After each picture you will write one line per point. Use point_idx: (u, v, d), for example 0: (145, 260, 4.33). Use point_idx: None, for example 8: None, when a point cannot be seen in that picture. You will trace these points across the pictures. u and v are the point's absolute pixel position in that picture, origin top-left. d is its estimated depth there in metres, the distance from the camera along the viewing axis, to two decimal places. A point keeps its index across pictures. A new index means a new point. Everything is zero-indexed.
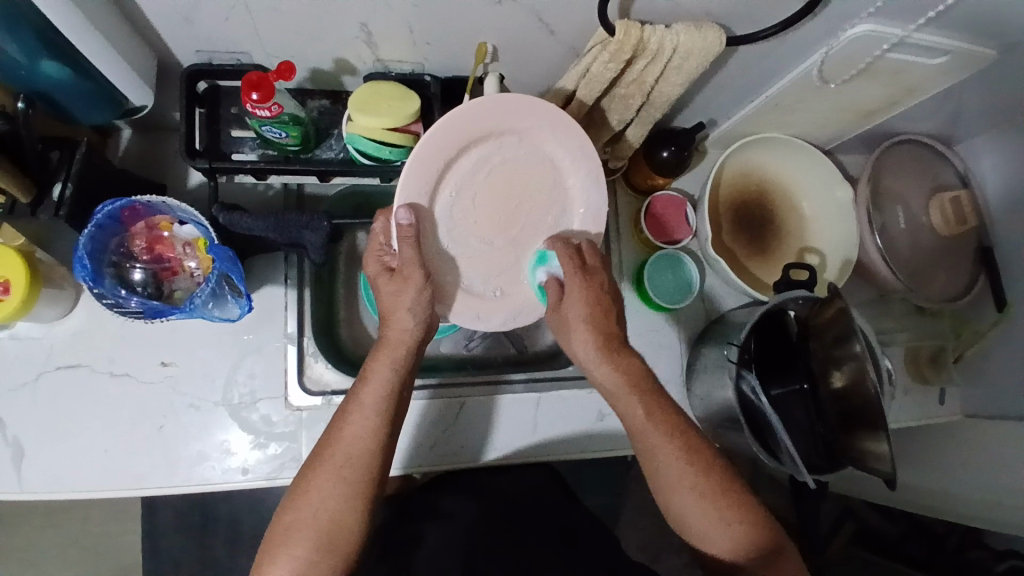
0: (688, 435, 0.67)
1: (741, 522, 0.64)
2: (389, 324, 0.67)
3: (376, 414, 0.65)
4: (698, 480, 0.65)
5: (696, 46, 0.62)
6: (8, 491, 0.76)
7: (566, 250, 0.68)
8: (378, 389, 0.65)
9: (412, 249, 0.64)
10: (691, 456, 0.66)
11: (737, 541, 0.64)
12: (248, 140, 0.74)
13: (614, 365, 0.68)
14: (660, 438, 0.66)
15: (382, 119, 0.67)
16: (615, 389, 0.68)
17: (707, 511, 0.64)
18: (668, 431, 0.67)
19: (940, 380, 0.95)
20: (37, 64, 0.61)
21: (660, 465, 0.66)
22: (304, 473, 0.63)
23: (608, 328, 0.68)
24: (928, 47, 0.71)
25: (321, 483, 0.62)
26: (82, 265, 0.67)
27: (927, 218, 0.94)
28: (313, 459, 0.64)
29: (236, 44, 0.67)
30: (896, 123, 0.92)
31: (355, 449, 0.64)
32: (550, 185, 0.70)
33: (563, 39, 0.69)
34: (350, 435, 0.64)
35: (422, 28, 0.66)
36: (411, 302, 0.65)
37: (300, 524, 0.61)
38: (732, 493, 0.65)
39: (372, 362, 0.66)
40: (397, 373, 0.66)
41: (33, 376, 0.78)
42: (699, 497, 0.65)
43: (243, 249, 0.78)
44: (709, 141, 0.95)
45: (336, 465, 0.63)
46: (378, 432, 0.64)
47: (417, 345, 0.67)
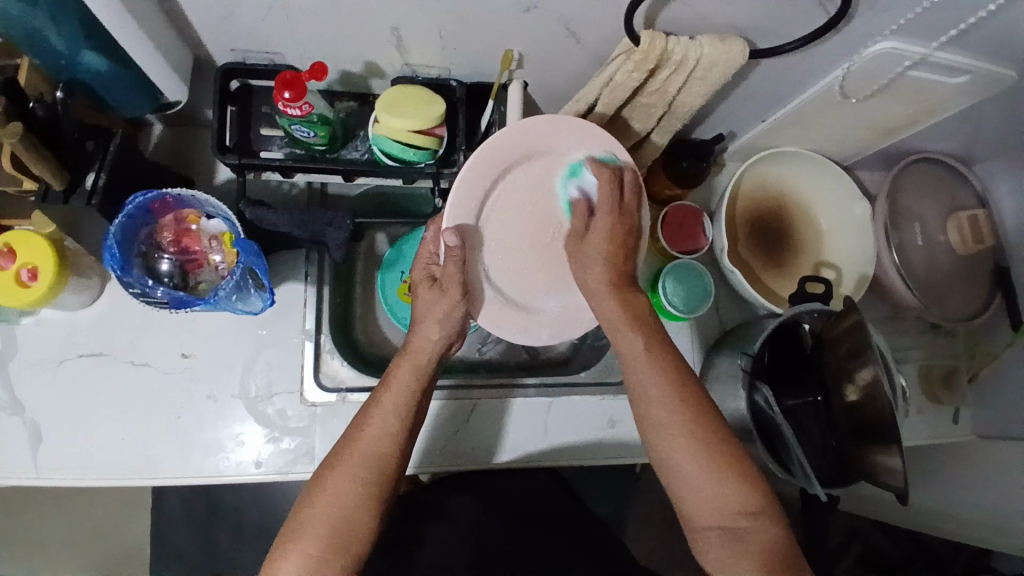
0: (687, 383, 0.64)
1: (732, 478, 0.60)
2: (416, 332, 0.70)
3: (395, 415, 0.66)
4: (692, 437, 0.61)
5: (719, 57, 0.63)
6: (24, 473, 0.77)
7: (605, 171, 0.69)
8: (399, 394, 0.66)
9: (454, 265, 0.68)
10: (688, 414, 0.62)
11: (719, 490, 0.60)
12: (276, 139, 0.75)
13: (622, 300, 0.68)
14: (655, 387, 0.64)
15: (409, 121, 0.69)
16: (615, 321, 0.68)
17: (691, 452, 0.61)
18: (661, 373, 0.64)
19: (954, 401, 0.95)
20: (78, 56, 0.63)
21: (651, 401, 0.64)
22: (321, 470, 0.64)
23: (625, 263, 0.70)
24: (949, 65, 0.71)
25: (336, 480, 0.63)
26: (111, 253, 0.68)
27: (944, 237, 0.93)
28: (330, 458, 0.65)
29: (270, 44, 0.69)
30: (914, 142, 0.93)
31: (372, 451, 0.64)
32: (585, 200, 0.74)
33: (589, 49, 0.70)
34: (367, 435, 0.65)
35: (452, 34, 0.68)
36: (443, 314, 0.69)
37: (312, 521, 0.61)
38: (728, 448, 0.61)
39: (394, 367, 0.68)
40: (419, 378, 0.68)
41: (56, 361, 0.80)
42: (692, 454, 0.61)
43: (267, 244, 0.80)
44: (728, 153, 0.96)
45: (351, 465, 0.63)
46: (396, 437, 0.65)
47: (439, 359, 0.70)
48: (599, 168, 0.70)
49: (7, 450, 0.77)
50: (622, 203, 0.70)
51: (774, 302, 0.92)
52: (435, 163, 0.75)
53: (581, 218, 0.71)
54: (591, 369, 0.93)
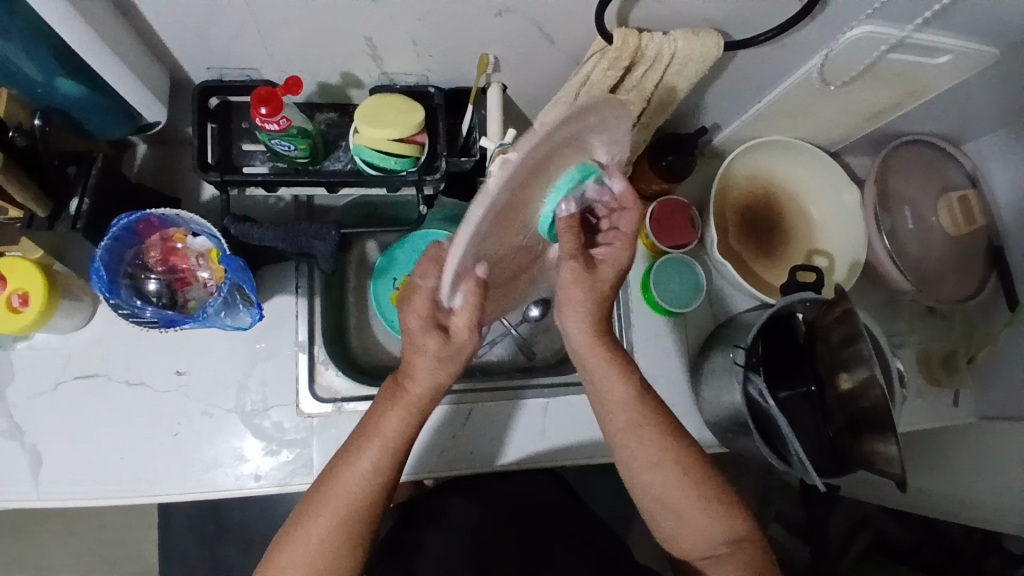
0: (653, 405, 0.67)
1: (715, 514, 0.66)
2: (414, 377, 0.62)
3: (377, 462, 0.62)
4: (674, 475, 0.66)
5: (694, 51, 0.63)
6: (25, 497, 0.78)
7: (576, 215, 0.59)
8: (384, 432, 0.62)
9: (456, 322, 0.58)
10: (673, 452, 0.66)
11: (705, 528, 0.66)
12: (258, 154, 0.75)
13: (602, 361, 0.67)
14: (610, 403, 0.67)
15: (389, 130, 0.69)
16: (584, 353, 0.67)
17: (673, 499, 0.66)
18: (639, 423, 0.67)
19: (953, 382, 0.95)
20: (55, 83, 0.63)
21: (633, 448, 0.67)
22: (296, 517, 0.62)
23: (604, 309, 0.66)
24: (928, 47, 0.71)
25: (310, 531, 0.61)
26: (98, 275, 0.68)
27: (935, 219, 0.93)
28: (306, 502, 0.63)
29: (245, 60, 0.70)
30: (901, 124, 0.92)
31: (348, 495, 0.62)
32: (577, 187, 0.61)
33: (564, 49, 0.70)
34: (341, 487, 0.62)
35: (426, 41, 0.68)
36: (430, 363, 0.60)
37: (293, 557, 0.61)
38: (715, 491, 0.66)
39: (382, 406, 0.63)
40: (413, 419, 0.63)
41: (51, 386, 0.81)
42: (672, 497, 0.66)
43: (255, 259, 0.80)
44: (713, 146, 0.95)
45: (330, 506, 0.62)
46: (375, 483, 0.63)
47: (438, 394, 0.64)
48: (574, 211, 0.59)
49: (7, 475, 0.78)
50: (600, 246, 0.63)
51: (767, 292, 0.92)
52: (417, 171, 0.75)
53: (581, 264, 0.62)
54: None
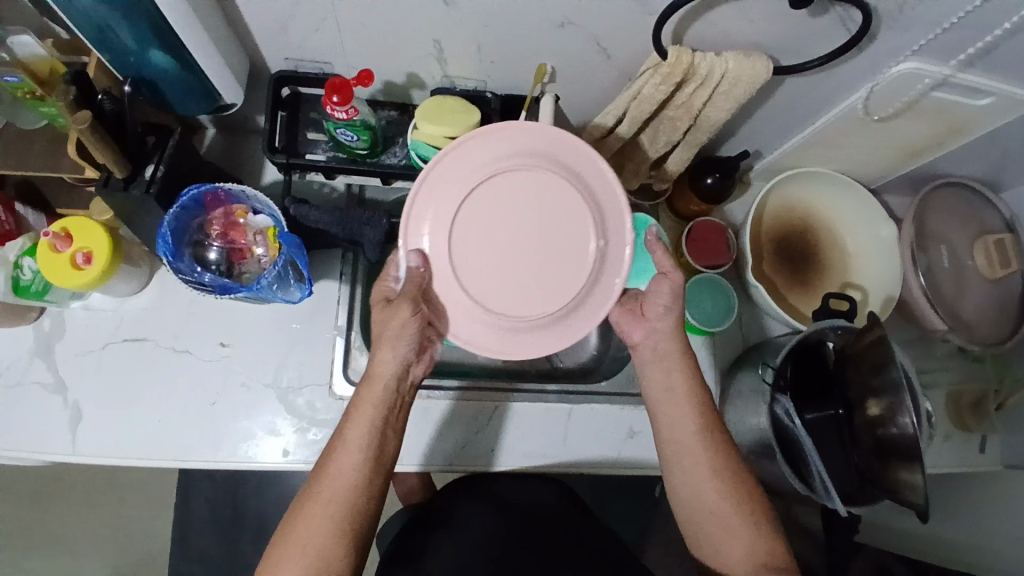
0: (717, 418, 0.70)
1: (754, 534, 0.67)
2: (372, 360, 0.67)
3: (366, 443, 0.64)
4: (725, 486, 0.67)
5: (743, 73, 0.66)
6: (63, 450, 0.81)
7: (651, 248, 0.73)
8: (357, 428, 0.64)
9: (415, 284, 0.65)
10: (724, 463, 0.68)
11: (741, 542, 0.67)
12: (321, 143, 0.80)
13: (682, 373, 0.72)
14: (676, 409, 0.70)
15: (447, 127, 0.73)
16: (671, 381, 0.71)
17: (719, 515, 0.67)
18: (696, 425, 0.69)
19: (982, 428, 0.93)
20: (146, 54, 0.68)
21: (689, 454, 0.69)
22: (294, 508, 0.62)
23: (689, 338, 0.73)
24: (970, 87, 0.73)
25: (309, 517, 0.61)
26: (164, 240, 0.72)
27: (972, 261, 0.93)
28: (303, 493, 0.63)
29: (320, 54, 0.75)
30: (940, 166, 0.94)
31: (339, 485, 0.62)
32: (531, 157, 0.65)
33: (619, 64, 0.74)
34: (336, 471, 0.63)
35: (489, 47, 0.72)
36: (395, 336, 0.65)
37: (288, 552, 0.60)
38: (752, 508, 0.67)
39: (355, 404, 0.66)
40: (378, 410, 0.65)
41: (101, 345, 0.85)
42: (717, 504, 0.67)
43: (306, 241, 0.84)
44: (753, 172, 0.98)
45: (328, 490, 0.62)
46: (363, 470, 0.63)
47: (397, 382, 0.67)
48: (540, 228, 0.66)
49: (49, 427, 0.82)
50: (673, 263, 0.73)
51: (798, 320, 0.93)
52: None
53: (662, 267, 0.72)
54: (613, 379, 0.94)
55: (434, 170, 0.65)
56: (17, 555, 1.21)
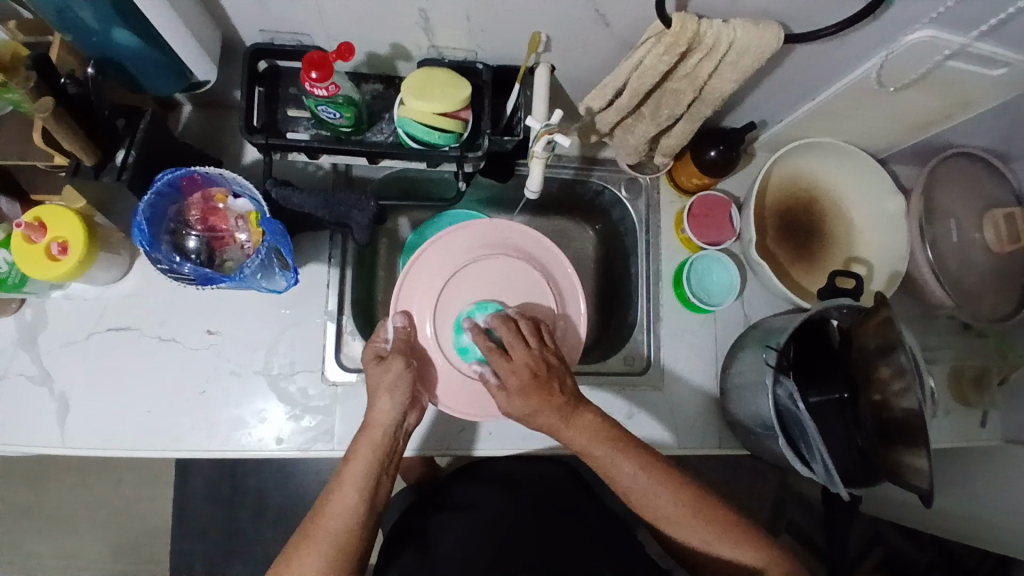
0: (619, 433, 0.69)
1: (745, 547, 0.67)
2: (370, 409, 0.68)
3: (362, 486, 0.65)
4: (694, 520, 0.67)
5: (752, 43, 0.61)
6: (51, 441, 0.79)
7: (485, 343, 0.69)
8: (358, 468, 0.65)
9: (404, 342, 0.72)
10: (688, 502, 0.67)
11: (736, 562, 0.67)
12: (303, 120, 0.75)
13: (579, 423, 0.68)
14: (616, 462, 0.67)
15: (435, 104, 0.68)
16: (586, 444, 0.68)
17: (703, 543, 0.68)
18: (639, 470, 0.67)
19: (983, 402, 0.92)
20: (110, 33, 0.63)
21: (647, 502, 0.68)
22: (288, 551, 0.62)
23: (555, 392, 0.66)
24: (988, 58, 0.68)
25: (305, 559, 0.61)
26: (140, 230, 0.69)
27: (979, 235, 0.90)
28: (296, 537, 0.63)
29: (298, 25, 0.70)
30: (952, 135, 0.90)
31: (339, 527, 0.63)
32: (490, 248, 0.80)
33: (618, 33, 0.69)
34: (332, 513, 0.63)
35: (479, 16, 0.67)
36: (393, 382, 0.68)
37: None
38: (725, 521, 0.68)
39: (352, 454, 0.66)
40: (377, 456, 0.66)
41: (84, 335, 0.82)
42: (705, 539, 0.68)
43: (290, 225, 0.80)
44: (759, 143, 0.94)
45: (324, 533, 0.62)
46: (360, 510, 0.64)
47: (396, 428, 0.68)
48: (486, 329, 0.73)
49: (38, 419, 0.80)
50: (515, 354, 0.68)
51: (801, 297, 0.90)
52: (460, 147, 0.74)
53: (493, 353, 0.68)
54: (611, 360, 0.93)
55: (421, 259, 0.78)
56: (18, 538, 1.21)
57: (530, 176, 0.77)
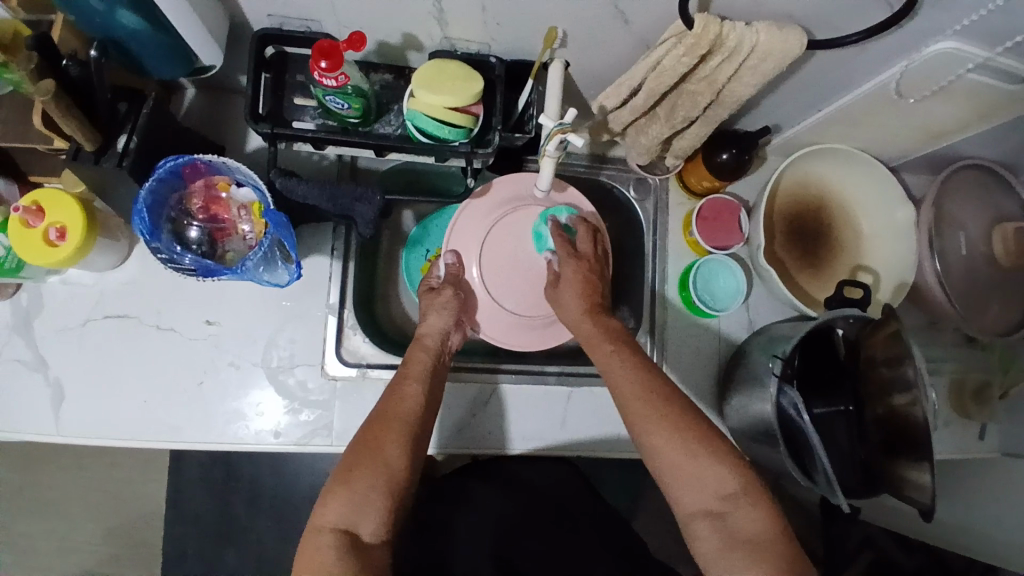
0: (626, 339, 0.74)
1: (721, 466, 0.63)
2: (422, 327, 0.77)
3: (422, 384, 0.73)
4: (677, 429, 0.65)
5: (775, 47, 0.60)
6: (46, 430, 0.78)
7: (562, 238, 0.80)
8: (417, 368, 0.74)
9: (455, 277, 0.81)
10: (646, 386, 0.68)
11: (710, 479, 0.63)
12: (309, 109, 0.73)
13: (599, 324, 0.75)
14: (611, 358, 0.72)
15: (447, 97, 0.66)
16: (593, 339, 0.74)
17: (678, 447, 0.64)
18: (634, 368, 0.70)
19: (982, 416, 0.93)
20: (115, 14, 0.61)
21: (630, 398, 0.69)
22: (360, 437, 0.68)
23: (594, 296, 0.77)
24: (1011, 72, 0.67)
25: (379, 437, 0.67)
26: (140, 218, 0.67)
27: (987, 248, 0.89)
28: (367, 426, 0.69)
29: (308, 11, 0.68)
30: (967, 146, 0.89)
31: (405, 414, 0.70)
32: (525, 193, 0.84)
33: (637, 31, 0.67)
34: (398, 402, 0.70)
35: (495, 9, 0.65)
36: (443, 304, 0.78)
37: (359, 464, 0.65)
38: (703, 435, 0.65)
39: (407, 358, 0.75)
40: (431, 359, 0.75)
41: (80, 322, 0.81)
42: (676, 447, 0.65)
43: (293, 216, 0.79)
44: (771, 146, 0.93)
45: (390, 420, 0.69)
46: (421, 402, 0.71)
47: (446, 344, 0.77)
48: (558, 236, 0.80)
49: (31, 406, 0.78)
50: (578, 251, 0.80)
51: (807, 304, 0.89)
52: (470, 143, 0.72)
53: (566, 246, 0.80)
54: None
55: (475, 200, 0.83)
56: (8, 519, 1.20)
57: (541, 174, 0.76)
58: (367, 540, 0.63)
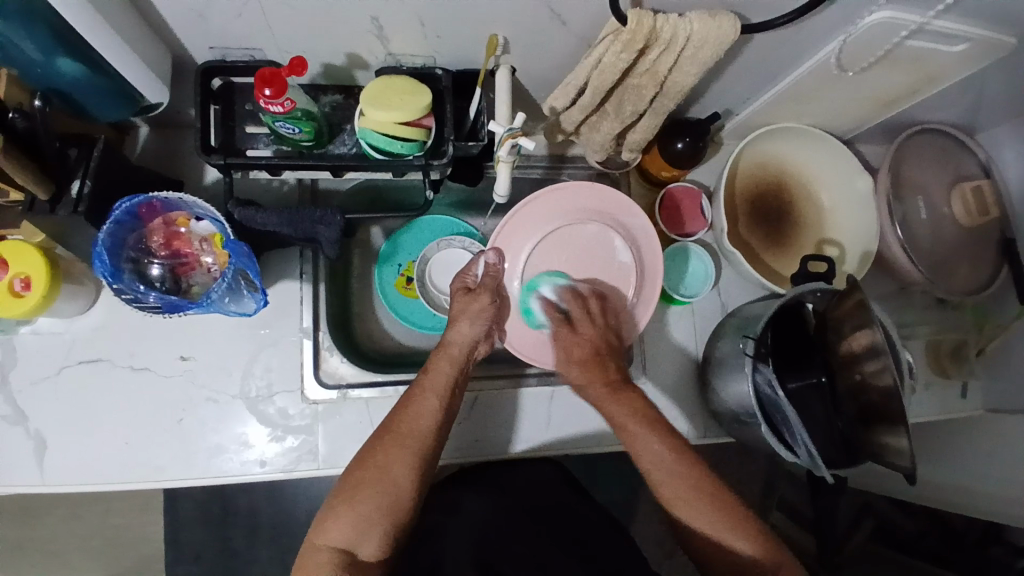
0: (655, 419, 0.74)
1: (739, 536, 0.65)
2: (452, 329, 0.78)
3: (439, 397, 0.72)
4: (694, 501, 0.67)
5: (710, 35, 0.61)
6: (30, 481, 0.77)
7: (556, 312, 0.79)
8: (437, 378, 0.74)
9: (493, 279, 0.80)
10: (674, 453, 0.70)
11: (731, 549, 0.65)
12: (262, 136, 0.73)
13: (623, 401, 0.75)
14: (648, 433, 0.72)
15: (394, 113, 0.67)
16: (622, 421, 0.73)
17: (704, 521, 0.66)
18: (664, 445, 0.70)
19: (962, 374, 0.94)
20: (54, 62, 0.62)
21: (662, 483, 0.69)
22: (367, 447, 0.69)
23: (609, 371, 0.77)
24: (946, 33, 0.69)
25: (389, 449, 0.68)
26: (100, 260, 0.67)
27: (949, 208, 0.91)
28: (377, 434, 0.70)
29: (249, 40, 0.68)
30: (917, 112, 0.90)
31: (419, 427, 0.70)
32: (591, 208, 0.81)
33: (576, 30, 0.68)
34: (411, 412, 0.71)
35: (433, 22, 0.66)
36: (476, 312, 0.78)
37: (365, 482, 0.66)
38: (729, 509, 0.67)
39: (431, 364, 0.75)
40: (454, 370, 0.75)
41: (54, 371, 0.80)
42: (703, 522, 0.66)
43: (258, 244, 0.79)
44: (725, 131, 0.94)
45: (402, 434, 0.69)
46: (437, 415, 0.71)
47: (471, 354, 0.77)
48: (548, 307, 0.80)
49: (14, 461, 0.78)
50: (577, 331, 0.78)
51: (776, 282, 0.91)
52: (424, 155, 0.73)
53: (558, 318, 0.79)
54: None
55: (527, 205, 0.81)
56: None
57: (499, 180, 0.76)
58: (365, 559, 0.63)
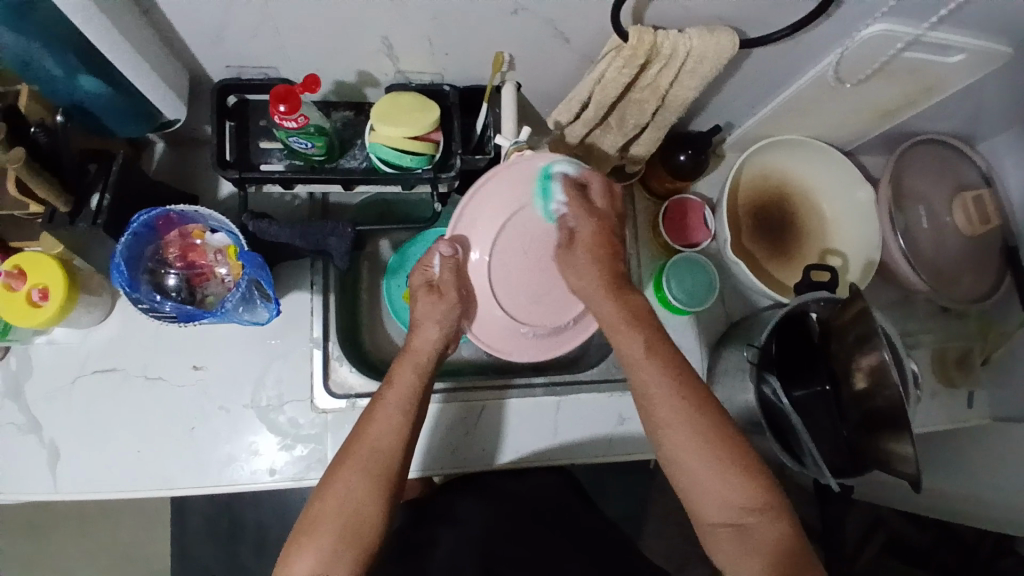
0: (664, 342, 0.65)
1: (743, 476, 0.59)
2: (415, 334, 0.71)
3: (401, 410, 0.66)
4: (702, 452, 0.60)
5: (709, 49, 0.63)
6: (43, 491, 0.79)
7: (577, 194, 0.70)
8: (401, 389, 0.68)
9: (452, 273, 0.71)
10: (688, 398, 0.62)
11: (735, 495, 0.59)
12: (276, 151, 0.75)
13: (623, 303, 0.67)
14: (653, 356, 0.64)
15: (404, 128, 0.69)
16: (618, 325, 0.66)
17: (708, 466, 0.60)
18: (666, 372, 0.63)
19: (968, 383, 0.94)
20: (76, 80, 0.65)
21: (656, 404, 0.63)
22: (329, 470, 0.65)
23: (613, 270, 0.69)
24: (941, 44, 0.71)
25: (346, 475, 0.63)
26: (119, 271, 0.69)
27: (950, 218, 0.92)
28: (339, 456, 0.65)
29: (264, 59, 0.71)
30: (916, 123, 0.92)
31: (377, 448, 0.65)
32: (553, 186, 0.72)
33: (579, 47, 0.70)
34: (373, 433, 0.65)
35: (441, 40, 0.68)
36: (440, 314, 0.70)
37: (324, 515, 0.62)
38: (729, 452, 0.60)
39: (393, 373, 0.69)
40: (420, 378, 0.69)
41: (70, 381, 0.82)
42: (702, 469, 0.60)
43: (271, 255, 0.81)
44: (727, 144, 0.95)
45: (361, 456, 0.64)
46: (400, 429, 0.66)
47: (438, 356, 0.71)
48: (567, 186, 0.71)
49: (28, 468, 0.79)
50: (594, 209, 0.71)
51: (781, 292, 0.91)
52: (432, 169, 0.74)
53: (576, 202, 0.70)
54: (602, 366, 0.92)
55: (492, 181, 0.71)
56: None
57: None
58: None
